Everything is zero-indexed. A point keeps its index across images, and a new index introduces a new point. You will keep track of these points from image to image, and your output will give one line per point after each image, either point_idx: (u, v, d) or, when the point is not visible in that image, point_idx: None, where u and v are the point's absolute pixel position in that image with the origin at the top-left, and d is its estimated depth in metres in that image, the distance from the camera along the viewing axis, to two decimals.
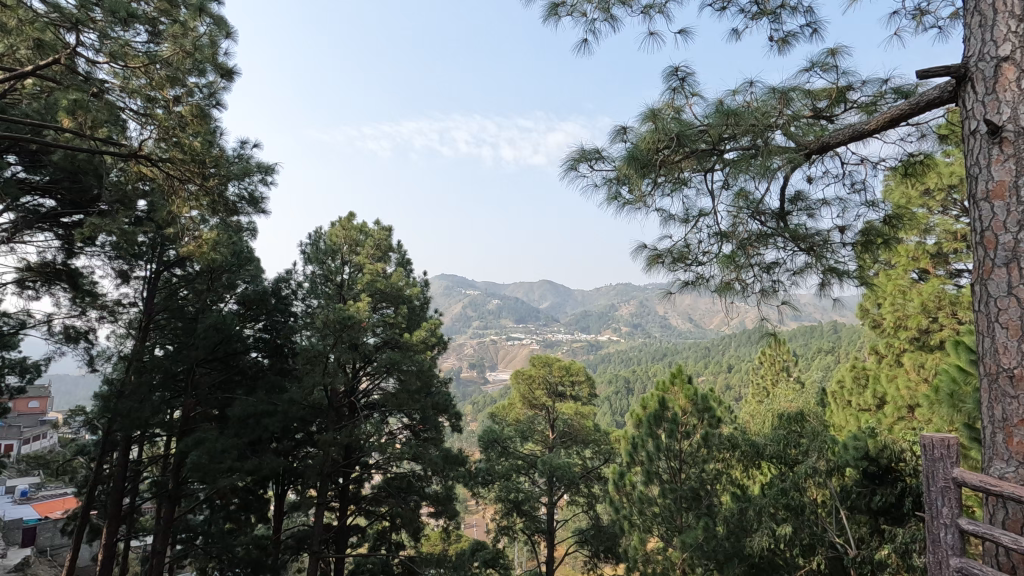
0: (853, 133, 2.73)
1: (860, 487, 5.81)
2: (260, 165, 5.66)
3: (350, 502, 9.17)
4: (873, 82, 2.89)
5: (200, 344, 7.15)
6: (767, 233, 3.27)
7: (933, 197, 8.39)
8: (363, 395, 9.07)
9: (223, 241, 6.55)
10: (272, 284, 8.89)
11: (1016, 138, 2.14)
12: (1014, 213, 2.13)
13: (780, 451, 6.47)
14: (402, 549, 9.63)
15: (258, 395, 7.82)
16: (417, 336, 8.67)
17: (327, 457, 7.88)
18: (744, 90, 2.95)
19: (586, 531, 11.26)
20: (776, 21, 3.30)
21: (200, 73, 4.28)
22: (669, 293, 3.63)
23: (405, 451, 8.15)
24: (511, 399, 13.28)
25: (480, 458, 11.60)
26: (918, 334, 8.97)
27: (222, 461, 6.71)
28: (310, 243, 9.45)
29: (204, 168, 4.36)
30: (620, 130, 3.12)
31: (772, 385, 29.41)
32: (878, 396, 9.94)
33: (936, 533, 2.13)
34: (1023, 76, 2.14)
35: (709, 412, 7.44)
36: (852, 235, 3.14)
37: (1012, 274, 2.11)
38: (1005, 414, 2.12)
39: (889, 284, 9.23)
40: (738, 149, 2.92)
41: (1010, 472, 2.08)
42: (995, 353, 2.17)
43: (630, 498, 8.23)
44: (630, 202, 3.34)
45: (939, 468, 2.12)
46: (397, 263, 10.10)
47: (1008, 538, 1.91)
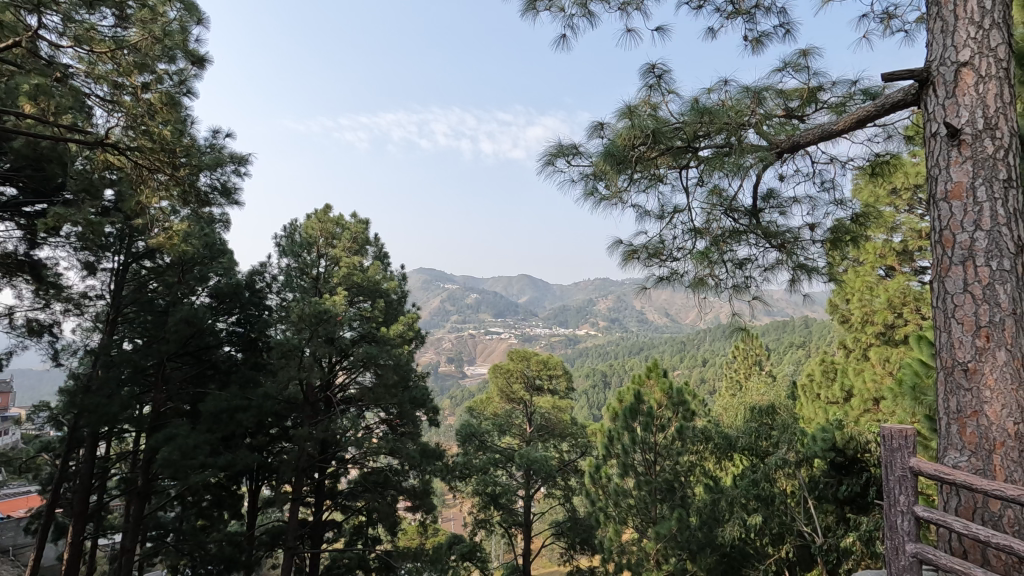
0: (821, 133, 2.83)
1: (827, 478, 6.08)
2: (232, 156, 5.51)
3: (326, 497, 9.11)
4: (844, 83, 2.97)
5: (171, 338, 6.98)
6: (740, 230, 3.38)
7: (900, 196, 8.63)
8: (340, 389, 8.99)
9: (195, 233, 6.45)
10: (246, 276, 8.73)
11: (973, 141, 2.25)
12: (970, 213, 2.23)
13: (752, 443, 6.59)
14: (378, 544, 9.58)
15: (231, 390, 7.67)
16: (394, 330, 8.73)
17: (303, 452, 7.83)
18: (719, 89, 3.00)
19: (562, 524, 11.33)
20: (750, 21, 3.37)
21: (170, 60, 4.20)
22: (644, 288, 3.63)
23: (382, 446, 8.13)
24: (489, 393, 13.26)
25: (457, 452, 11.57)
26: (884, 330, 9.25)
27: (194, 457, 6.55)
28: (285, 235, 9.31)
29: (174, 158, 4.25)
30: (596, 126, 3.15)
31: (744, 379, 29.93)
32: (845, 388, 10.30)
33: (893, 520, 2.23)
34: (981, 81, 2.27)
35: (683, 406, 7.58)
36: (821, 233, 3.26)
37: (968, 273, 2.22)
38: (960, 406, 2.21)
39: (857, 280, 9.47)
40: (713, 146, 2.98)
41: (963, 461, 2.18)
42: (951, 348, 2.26)
43: (606, 491, 8.24)
44: (606, 198, 3.37)
45: (897, 458, 2.22)
46: (375, 258, 10.02)
47: (960, 524, 2.02)
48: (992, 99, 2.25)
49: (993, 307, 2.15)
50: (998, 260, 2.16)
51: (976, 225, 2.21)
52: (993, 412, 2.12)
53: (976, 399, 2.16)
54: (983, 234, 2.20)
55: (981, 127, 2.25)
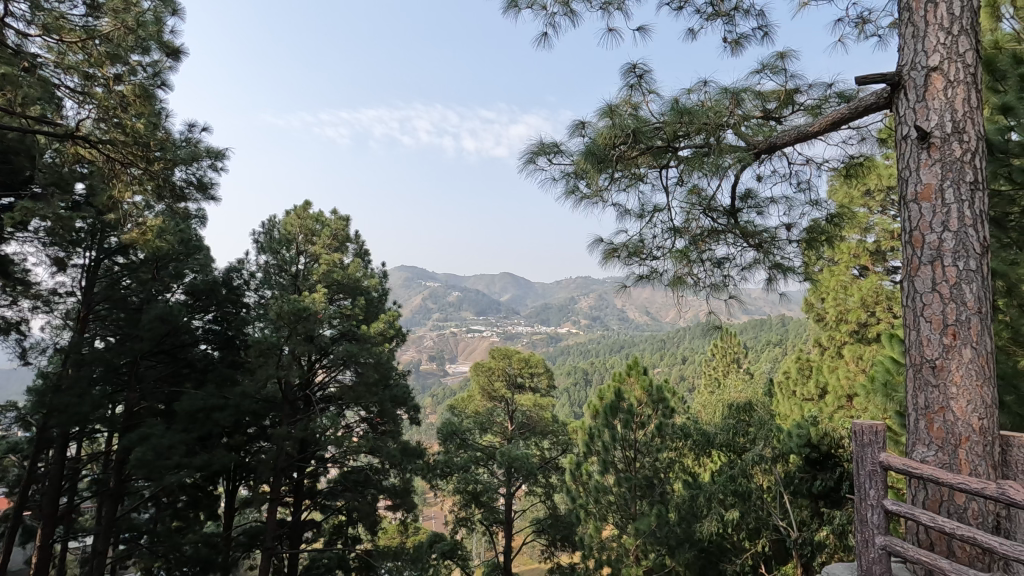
0: (798, 134, 2.88)
1: (802, 473, 6.08)
2: (209, 150, 5.39)
3: (305, 496, 8.99)
4: (820, 85, 3.02)
5: (145, 336, 6.83)
6: (718, 229, 3.43)
7: (874, 198, 8.81)
8: (319, 388, 8.89)
9: (169, 229, 6.34)
10: (222, 274, 8.58)
11: (943, 144, 2.31)
12: (939, 214, 2.29)
13: (729, 439, 6.65)
14: (358, 543, 9.49)
15: (207, 389, 7.53)
16: (375, 328, 8.69)
17: (282, 451, 7.74)
18: (699, 90, 3.03)
19: (543, 521, 11.36)
20: (729, 23, 3.41)
21: (143, 52, 4.11)
22: (625, 286, 3.62)
23: (362, 444, 8.08)
24: (470, 392, 13.24)
25: (438, 450, 11.55)
26: (857, 328, 9.47)
27: (169, 457, 6.39)
28: (263, 232, 9.17)
29: (148, 152, 4.14)
30: (578, 124, 3.15)
31: (722, 377, 30.35)
32: (820, 385, 10.53)
33: (863, 514, 2.29)
34: (949, 86, 2.33)
35: (663, 403, 7.66)
36: (798, 233, 3.32)
37: (936, 272, 2.28)
38: (927, 402, 2.27)
39: (831, 279, 9.65)
40: (692, 146, 3.02)
41: (931, 455, 2.24)
42: (920, 345, 2.32)
43: (586, 487, 8.37)
44: (587, 197, 3.38)
45: (867, 453, 2.28)
46: (355, 255, 9.93)
47: (927, 517, 2.09)
48: (960, 104, 2.32)
49: (960, 306, 2.22)
50: (965, 260, 2.23)
51: (945, 226, 2.27)
52: (959, 408, 2.19)
53: (944, 395, 2.22)
54: (951, 234, 2.26)
55: (950, 130, 2.31)
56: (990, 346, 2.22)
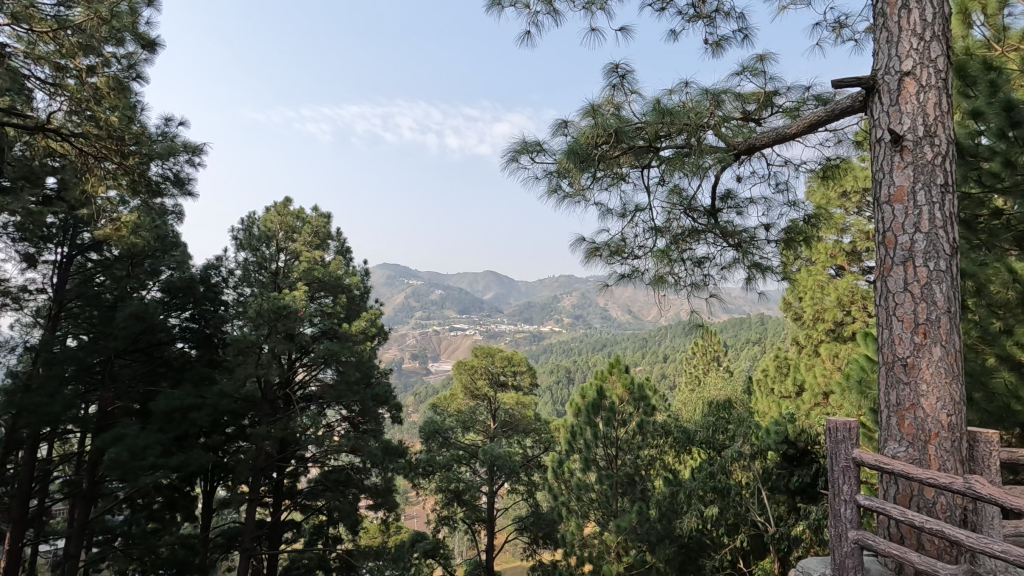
0: (776, 136, 2.93)
1: (780, 469, 6.17)
2: (186, 145, 5.29)
3: (285, 496, 8.87)
4: (798, 88, 3.07)
5: (119, 334, 6.66)
6: (699, 229, 3.47)
7: (850, 199, 8.98)
8: (300, 387, 8.79)
9: (145, 225, 6.21)
10: (200, 271, 8.42)
11: (915, 147, 2.36)
12: (911, 216, 2.34)
13: (709, 436, 6.74)
14: (339, 543, 9.40)
15: (184, 388, 7.38)
16: (356, 327, 8.63)
17: (261, 451, 7.64)
18: (680, 90, 3.05)
19: (525, 519, 11.39)
20: (710, 25, 3.45)
21: (117, 43, 4.00)
22: (606, 285, 3.63)
23: (344, 443, 8.03)
24: (453, 390, 13.22)
25: (420, 449, 11.50)
26: (834, 326, 9.67)
27: (145, 457, 6.24)
28: (242, 228, 9.03)
29: (123, 145, 4.06)
30: (561, 123, 3.16)
31: (703, 374, 30.74)
32: (797, 383, 10.72)
33: (837, 509, 2.34)
34: (922, 91, 2.39)
35: (644, 401, 7.72)
36: (776, 233, 3.38)
37: (908, 272, 2.33)
38: (899, 399, 2.33)
39: (809, 279, 9.82)
40: (673, 147, 3.05)
41: (902, 452, 2.30)
42: (892, 344, 2.37)
43: (568, 485, 8.42)
44: (570, 196, 3.39)
45: (841, 449, 2.33)
46: (337, 252, 9.84)
47: (897, 511, 2.14)
48: (932, 108, 2.37)
49: (931, 305, 2.28)
50: (936, 260, 2.29)
51: (916, 227, 2.32)
52: (929, 405, 2.25)
53: (914, 392, 2.28)
54: (923, 236, 2.32)
55: (922, 133, 2.37)
56: (958, 344, 2.28)
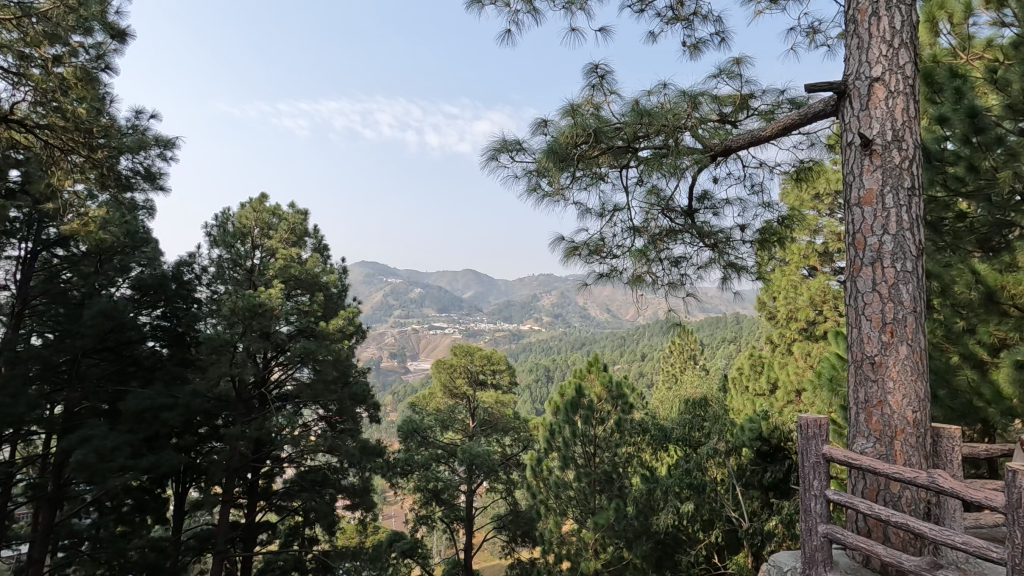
0: (752, 138, 2.98)
1: (753, 465, 6.27)
2: (157, 139, 5.16)
3: (260, 497, 8.72)
4: (773, 91, 3.12)
5: (87, 332, 6.44)
6: (676, 229, 3.52)
7: (822, 201, 9.18)
8: (275, 386, 8.66)
9: (114, 220, 6.04)
10: (172, 268, 8.23)
11: (883, 151, 2.43)
12: (879, 218, 2.41)
13: (685, 434, 6.83)
14: (315, 544, 9.28)
15: (156, 387, 7.19)
16: (334, 325, 8.54)
17: (235, 452, 7.49)
18: (658, 91, 3.08)
19: (504, 517, 11.41)
20: (688, 27, 3.50)
21: (85, 33, 3.88)
22: (585, 284, 3.64)
23: (320, 443, 7.94)
24: (432, 389, 13.16)
25: (399, 448, 11.41)
26: (806, 326, 9.89)
27: (113, 459, 6.05)
28: (216, 225, 8.84)
29: (91, 138, 3.97)
30: (541, 122, 3.17)
31: (680, 373, 31.15)
32: (771, 381, 10.95)
33: (807, 504, 2.40)
34: (891, 96, 2.45)
35: (622, 399, 7.79)
36: (751, 233, 3.44)
37: (876, 273, 2.40)
38: (867, 396, 2.39)
39: (782, 279, 10.02)
40: (651, 147, 3.09)
41: (869, 447, 2.36)
42: (861, 342, 2.43)
43: (547, 483, 8.44)
44: (549, 195, 3.40)
45: (812, 445, 2.39)
46: (314, 250, 9.71)
47: (864, 505, 2.20)
48: (899, 113, 2.44)
49: (898, 305, 2.35)
50: (903, 261, 2.36)
51: (884, 229, 2.39)
52: (896, 401, 2.31)
53: (882, 390, 2.34)
54: (890, 238, 2.38)
55: (890, 138, 2.44)
56: (923, 343, 2.35)
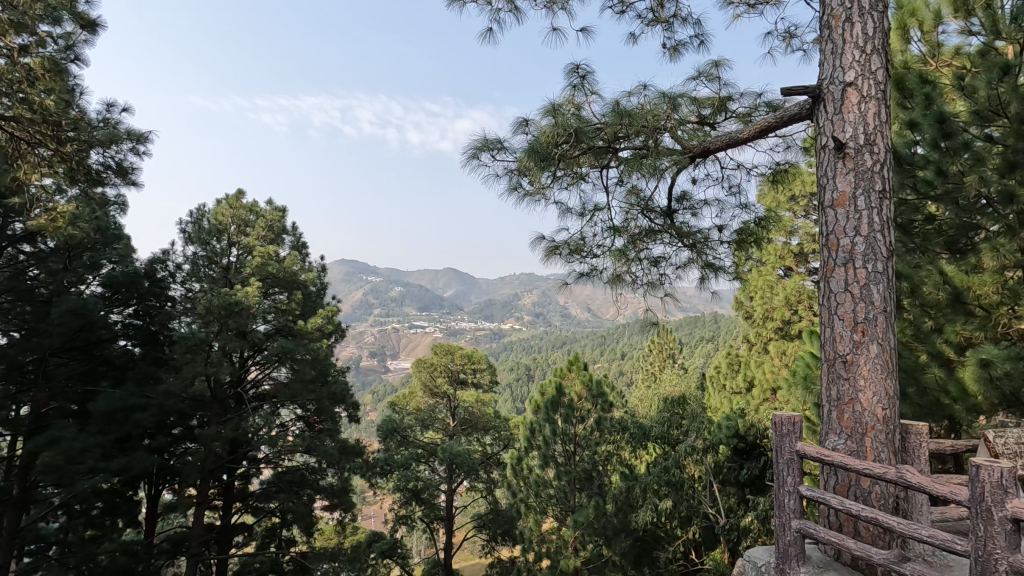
0: (729, 140, 3.03)
1: (730, 462, 6.35)
2: (129, 132, 5.03)
3: (236, 499, 8.57)
4: (751, 94, 3.17)
5: (55, 331, 6.25)
6: (656, 229, 3.56)
7: (798, 203, 9.36)
8: (252, 386, 8.53)
9: (83, 216, 5.88)
10: (145, 265, 8.04)
11: (856, 154, 2.48)
12: (852, 220, 2.46)
13: (664, 432, 6.90)
14: (293, 546, 9.15)
15: (127, 387, 7.01)
16: (313, 323, 8.44)
17: (210, 453, 7.34)
18: (638, 92, 3.11)
19: (484, 516, 11.41)
20: (668, 29, 3.53)
21: (53, 22, 3.76)
22: (565, 284, 3.65)
23: (298, 443, 7.84)
24: (412, 389, 13.08)
25: (378, 448, 11.30)
26: (782, 325, 10.09)
27: (83, 461, 5.86)
28: (191, 221, 8.64)
29: (59, 131, 3.88)
30: (522, 122, 3.17)
31: (659, 371, 31.49)
32: (747, 379, 11.14)
33: (781, 500, 2.44)
34: (863, 101, 2.51)
35: (601, 397, 7.85)
36: (729, 234, 3.49)
37: (848, 273, 2.45)
38: (839, 394, 2.44)
39: (759, 279, 10.17)
40: (631, 148, 3.11)
41: (841, 444, 2.42)
42: (834, 341, 2.49)
43: (527, 481, 8.46)
44: (530, 194, 3.41)
45: (786, 442, 2.44)
46: (292, 248, 9.58)
47: (836, 501, 2.26)
48: (871, 117, 2.50)
49: (869, 305, 2.41)
50: (874, 262, 2.42)
51: (857, 231, 2.44)
52: (866, 399, 2.37)
53: (853, 388, 2.40)
54: (862, 239, 2.44)
55: (862, 142, 2.49)
56: (893, 342, 2.41)
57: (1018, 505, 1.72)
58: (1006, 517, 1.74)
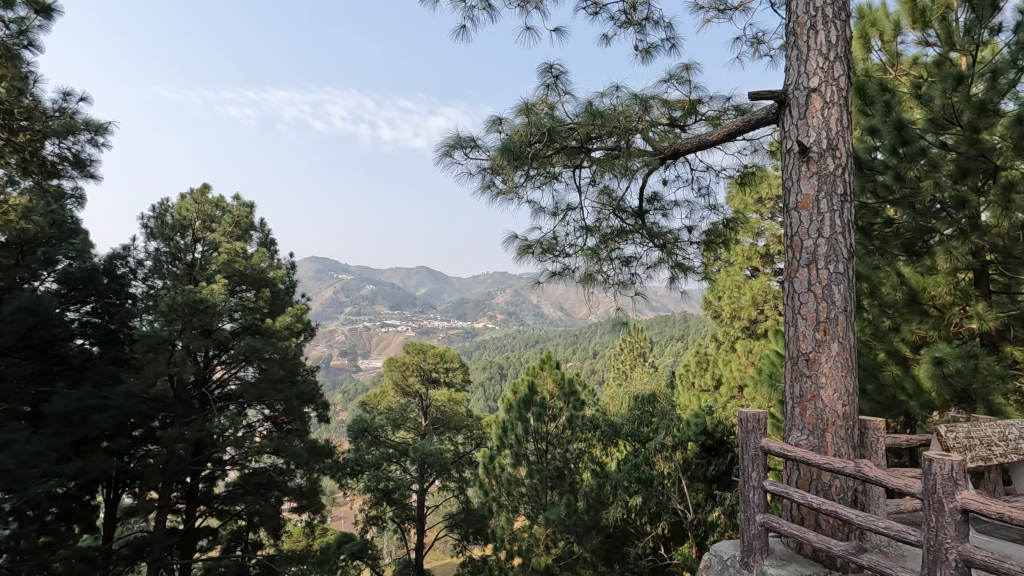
0: (698, 143, 3.08)
1: (698, 459, 6.46)
2: (87, 123, 4.84)
3: (200, 502, 8.35)
4: (720, 97, 3.23)
5: (7, 329, 5.96)
6: (627, 229, 3.61)
7: (764, 205, 9.59)
8: (218, 385, 8.33)
9: (37, 208, 5.63)
10: (104, 261, 7.75)
11: (819, 159, 2.56)
12: (814, 222, 2.54)
13: (634, 429, 6.98)
14: (260, 549, 8.95)
15: (85, 387, 6.73)
16: (281, 322, 8.29)
17: (173, 455, 7.12)
18: (611, 93, 3.14)
19: (456, 515, 11.37)
20: (641, 32, 3.57)
21: (5, 5, 3.59)
22: (538, 283, 3.67)
23: (266, 444, 7.69)
24: (383, 388, 12.94)
25: (348, 448, 11.11)
26: (748, 324, 10.33)
27: (36, 465, 5.53)
28: (153, 216, 8.37)
29: (10, 120, 3.73)
30: (495, 120, 3.17)
31: (630, 370, 31.89)
32: (715, 377, 11.38)
33: (746, 494, 2.51)
34: (826, 106, 2.59)
35: (574, 396, 7.90)
36: (698, 234, 3.56)
37: (811, 274, 2.52)
38: (802, 391, 2.52)
39: (727, 279, 10.38)
40: (604, 148, 3.15)
41: (803, 439, 2.49)
42: (797, 340, 2.56)
43: (499, 480, 8.48)
44: (503, 193, 3.41)
45: (751, 439, 2.50)
46: (260, 244, 9.37)
47: (798, 494, 2.33)
48: (834, 123, 2.58)
49: (831, 304, 2.48)
50: (835, 263, 2.50)
51: (819, 233, 2.52)
52: (827, 396, 2.45)
53: (815, 385, 2.47)
54: (825, 240, 2.52)
55: (825, 147, 2.57)
56: (852, 341, 2.50)
57: (967, 496, 1.80)
58: (955, 508, 1.82)
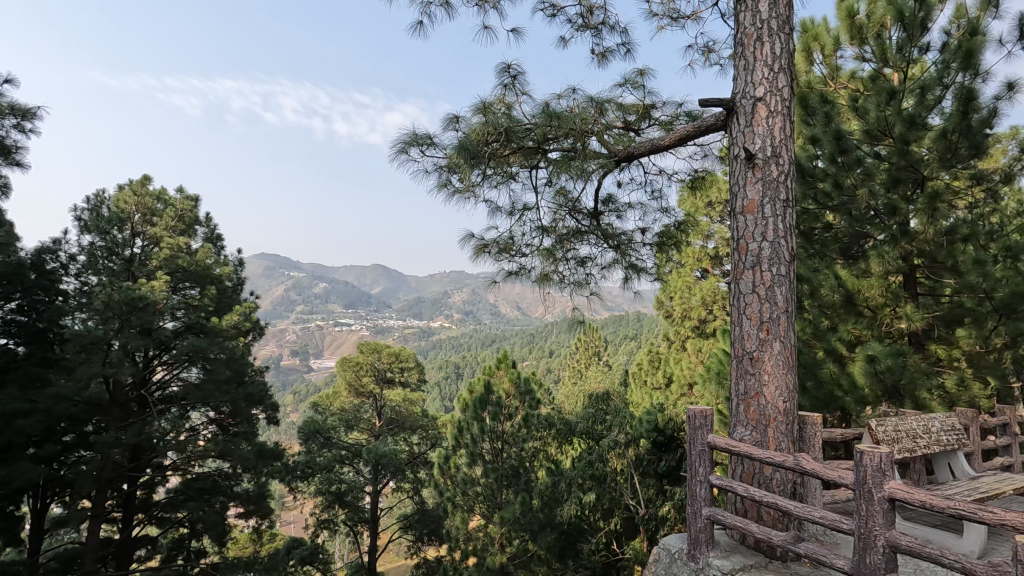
0: (651, 146, 3.16)
1: (650, 455, 6.61)
2: (13, 107, 4.53)
3: (137, 509, 7.92)
4: (672, 103, 3.32)
5: None
6: (583, 230, 3.66)
7: (713, 208, 9.92)
8: (158, 387, 7.94)
9: None
10: (33, 257, 7.16)
11: (764, 165, 2.66)
12: (759, 226, 2.64)
13: (588, 427, 7.02)
14: (203, 557, 8.57)
15: (8, 390, 6.26)
16: (227, 321, 7.97)
17: (108, 461, 6.73)
18: (567, 95, 3.17)
19: (411, 516, 11.25)
20: (596, 36, 3.62)
21: None
22: (495, 281, 3.66)
23: (210, 448, 7.39)
24: (335, 388, 12.65)
25: (298, 451, 10.77)
26: (698, 324, 10.66)
27: None
28: (88, 209, 7.91)
29: None
30: (452, 118, 3.15)
31: (584, 369, 32.37)
32: (667, 375, 11.69)
33: (693, 488, 2.58)
34: (770, 116, 2.70)
35: (530, 395, 7.95)
36: (651, 236, 3.65)
37: (755, 276, 2.63)
38: (746, 388, 2.61)
39: (678, 280, 10.67)
40: (560, 149, 3.17)
41: (747, 435, 2.59)
42: (742, 339, 2.65)
43: (454, 480, 8.45)
44: (459, 191, 3.39)
45: (698, 435, 2.59)
46: (205, 240, 8.99)
47: (742, 487, 2.42)
48: (777, 131, 2.69)
49: (773, 305, 2.59)
50: (778, 266, 2.61)
51: (763, 236, 2.62)
52: (769, 393, 2.55)
53: (758, 383, 2.57)
54: (768, 243, 2.62)
55: (769, 154, 2.68)
56: (792, 340, 2.61)
57: (893, 486, 1.92)
58: (883, 497, 1.94)
